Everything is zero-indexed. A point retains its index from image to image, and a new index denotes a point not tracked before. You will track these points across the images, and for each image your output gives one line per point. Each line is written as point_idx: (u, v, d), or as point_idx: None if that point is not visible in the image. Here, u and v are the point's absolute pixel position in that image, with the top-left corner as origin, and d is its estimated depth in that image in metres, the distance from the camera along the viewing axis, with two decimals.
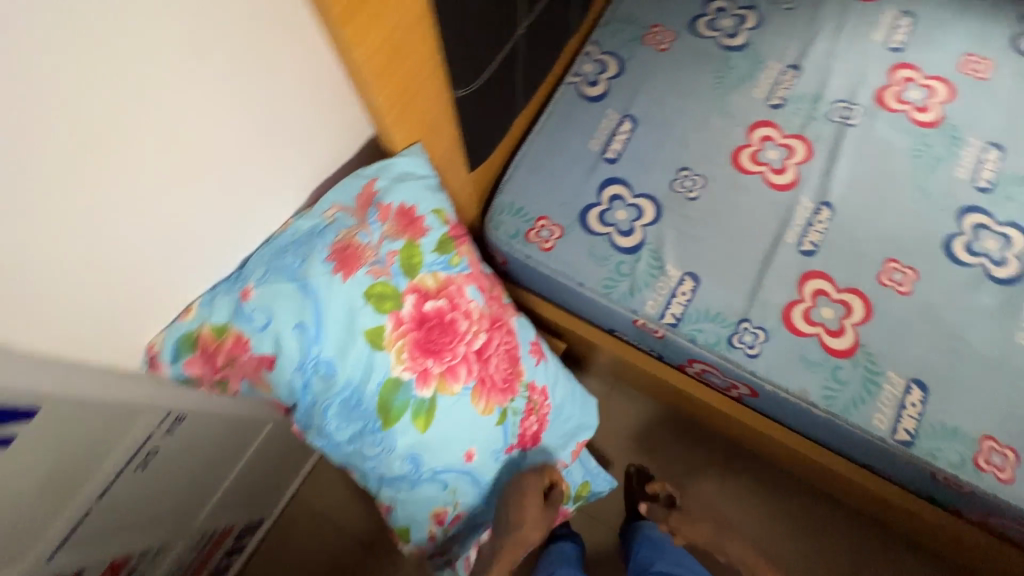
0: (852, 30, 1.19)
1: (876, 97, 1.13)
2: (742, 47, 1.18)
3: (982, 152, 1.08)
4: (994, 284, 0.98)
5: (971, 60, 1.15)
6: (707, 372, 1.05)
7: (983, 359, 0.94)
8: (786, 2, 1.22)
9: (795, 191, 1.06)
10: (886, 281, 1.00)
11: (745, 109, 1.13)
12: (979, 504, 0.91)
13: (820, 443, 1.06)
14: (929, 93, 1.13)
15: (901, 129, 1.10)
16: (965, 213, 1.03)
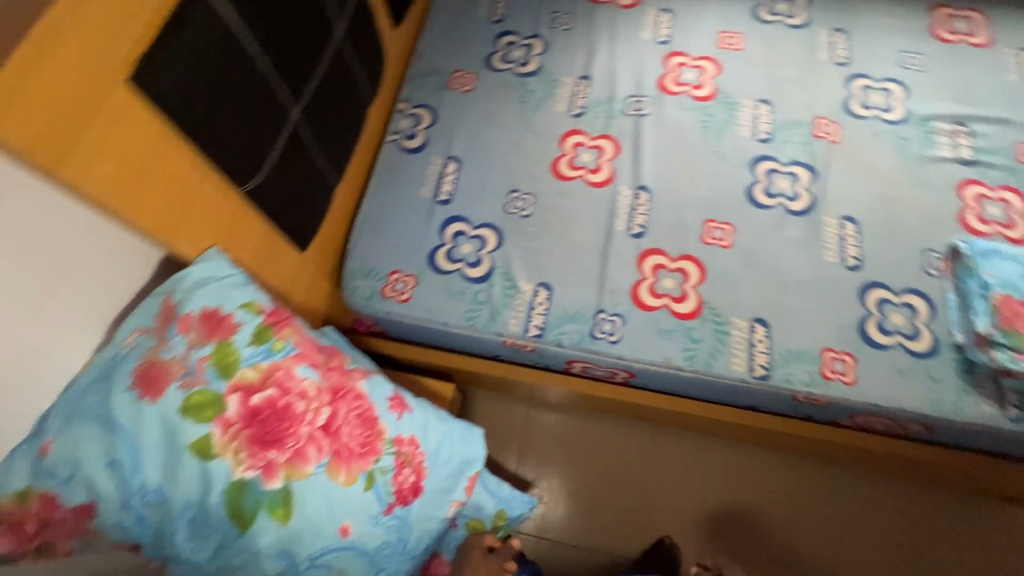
0: (624, 35, 1.34)
1: (659, 85, 1.27)
2: (536, 71, 1.31)
3: (756, 109, 1.24)
4: (795, 217, 1.12)
5: (725, 37, 1.33)
6: (590, 368, 1.10)
7: (804, 284, 1.06)
8: (564, 24, 1.37)
9: (613, 184, 1.17)
10: (709, 241, 1.11)
11: (552, 125, 1.24)
12: (842, 409, 1.01)
13: (709, 401, 1.12)
14: (701, 71, 1.29)
15: (686, 107, 1.25)
16: (756, 164, 1.18)
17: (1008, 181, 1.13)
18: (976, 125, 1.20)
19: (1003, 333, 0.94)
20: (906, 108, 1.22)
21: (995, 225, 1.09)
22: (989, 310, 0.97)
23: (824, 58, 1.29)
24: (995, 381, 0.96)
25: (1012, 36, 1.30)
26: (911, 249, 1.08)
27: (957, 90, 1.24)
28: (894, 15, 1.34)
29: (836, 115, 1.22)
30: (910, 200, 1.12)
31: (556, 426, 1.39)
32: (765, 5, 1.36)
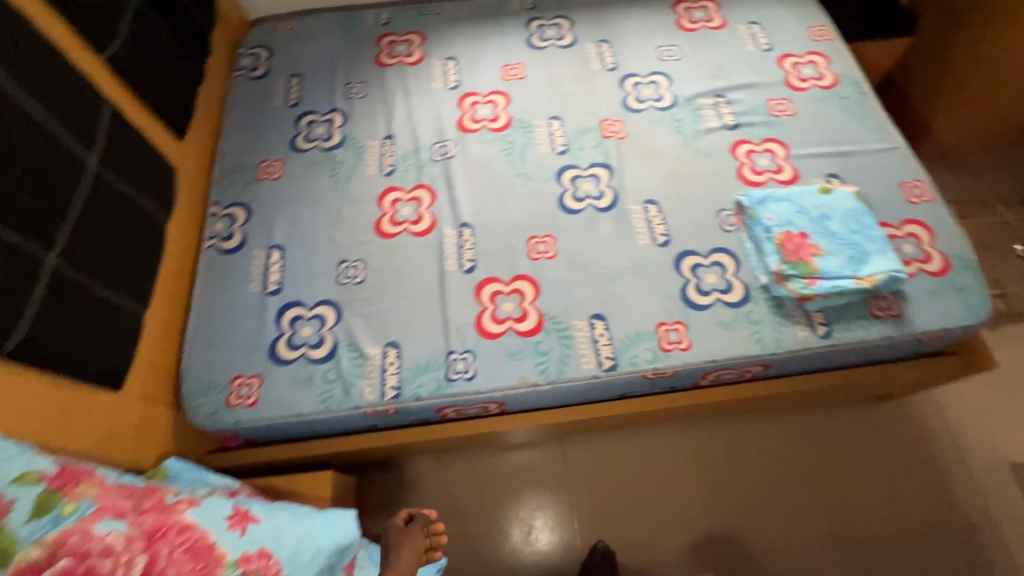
0: (417, 89, 1.42)
1: (459, 126, 1.35)
2: (342, 142, 1.34)
3: (550, 126, 1.35)
4: (605, 213, 1.21)
5: (508, 69, 1.45)
6: (461, 409, 1.11)
7: (626, 270, 1.14)
8: (359, 93, 1.42)
9: (436, 229, 1.21)
10: (536, 256, 1.17)
11: (367, 189, 1.27)
12: (692, 373, 1.07)
13: (585, 403, 1.16)
14: (494, 105, 1.38)
15: (487, 140, 1.33)
16: (560, 175, 1.27)
17: (768, 133, 1.30)
18: (732, 93, 1.37)
19: (790, 265, 1.07)
20: (673, 94, 1.38)
21: (767, 174, 1.24)
22: (776, 248, 1.10)
23: (596, 68, 1.44)
24: (801, 307, 1.08)
25: (740, 14, 1.51)
26: (706, 213, 1.19)
27: (711, 67, 1.42)
28: (645, 18, 1.52)
29: (618, 114, 1.35)
30: (696, 171, 1.25)
31: (518, 463, 1.40)
32: (535, 34, 1.51)
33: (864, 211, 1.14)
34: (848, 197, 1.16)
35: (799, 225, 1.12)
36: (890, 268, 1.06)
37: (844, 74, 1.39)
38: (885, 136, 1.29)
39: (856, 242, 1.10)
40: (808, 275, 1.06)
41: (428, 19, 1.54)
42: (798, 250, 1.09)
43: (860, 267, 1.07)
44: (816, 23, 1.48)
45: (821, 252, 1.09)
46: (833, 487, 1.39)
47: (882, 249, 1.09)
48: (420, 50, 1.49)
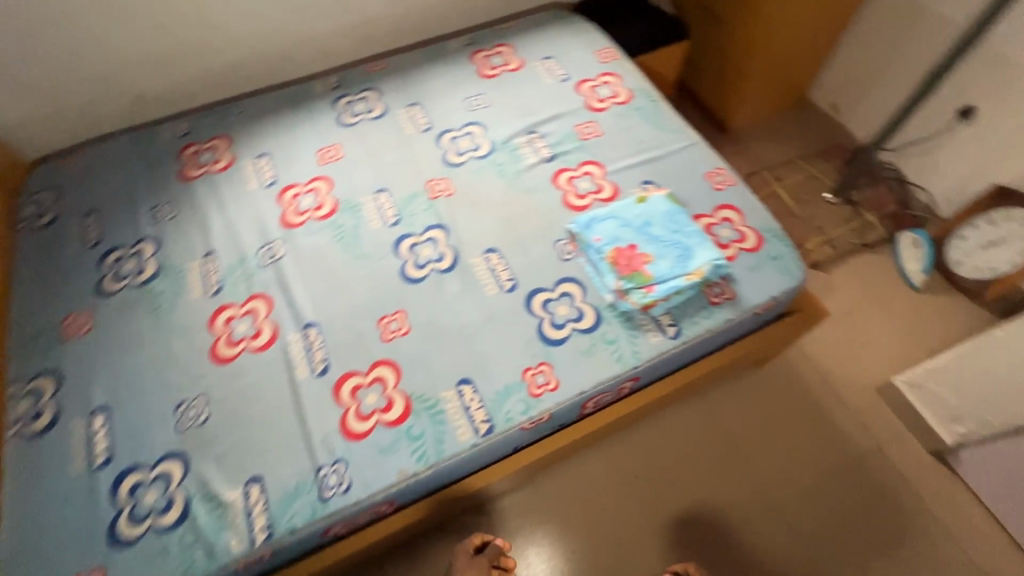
0: (232, 196, 1.35)
1: (284, 224, 1.30)
2: (157, 272, 1.23)
3: (378, 200, 1.33)
4: (449, 274, 1.20)
5: (324, 152, 1.42)
6: (351, 522, 1.02)
7: (481, 325, 1.13)
8: (168, 214, 1.32)
9: (280, 338, 1.13)
10: (390, 336, 1.13)
11: (195, 315, 1.17)
12: (570, 408, 1.07)
13: (483, 468, 1.12)
14: (316, 192, 1.35)
15: (317, 230, 1.28)
16: (398, 247, 1.25)
17: (582, 157, 1.37)
18: (542, 127, 1.44)
19: (626, 278, 1.12)
20: (490, 140, 1.42)
21: (589, 195, 1.30)
22: (611, 266, 1.15)
23: (412, 131, 1.46)
24: (648, 314, 1.12)
25: (533, 53, 1.61)
26: (544, 247, 1.23)
27: (518, 107, 1.49)
28: (448, 74, 1.57)
29: (442, 172, 1.37)
30: (525, 210, 1.28)
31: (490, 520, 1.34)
32: (345, 112, 1.51)
33: (679, 209, 1.22)
34: (663, 200, 1.24)
35: (626, 238, 1.18)
36: (711, 257, 1.14)
37: (635, 87, 1.52)
38: (682, 135, 1.41)
39: (679, 241, 1.17)
40: (644, 283, 1.12)
41: (230, 120, 1.48)
42: (630, 263, 1.15)
43: (687, 263, 1.13)
44: (601, 47, 1.61)
45: (650, 258, 1.15)
46: (765, 448, 1.46)
47: (701, 240, 1.17)
48: (227, 154, 1.42)
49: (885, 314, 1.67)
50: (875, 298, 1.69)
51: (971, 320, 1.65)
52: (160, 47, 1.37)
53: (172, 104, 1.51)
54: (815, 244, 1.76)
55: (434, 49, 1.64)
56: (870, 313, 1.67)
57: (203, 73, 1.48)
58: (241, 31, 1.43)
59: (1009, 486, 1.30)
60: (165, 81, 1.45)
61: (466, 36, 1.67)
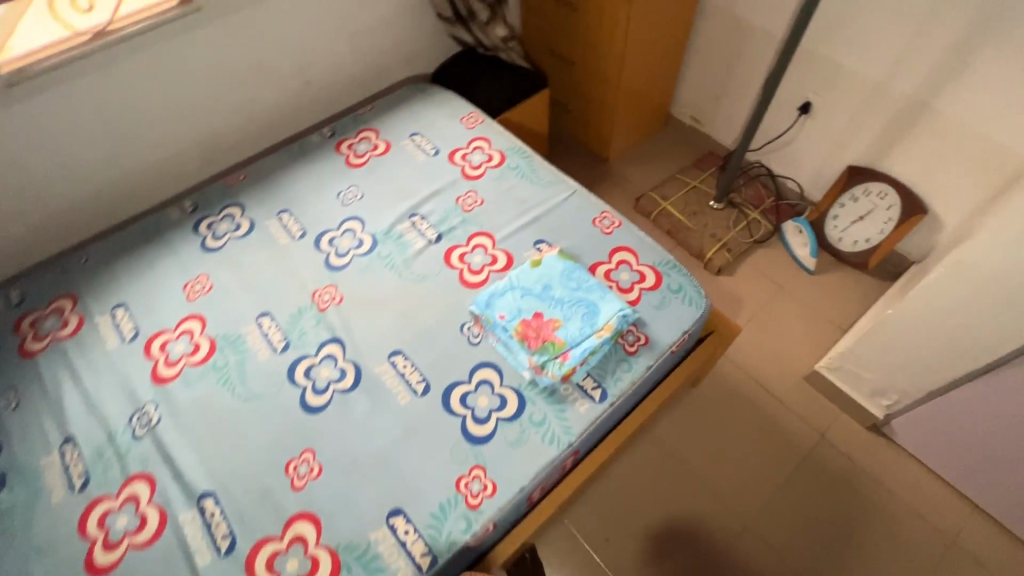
0: (87, 362, 1.17)
1: (155, 380, 1.13)
2: (4, 480, 1.03)
3: (262, 326, 1.20)
4: (354, 392, 1.10)
5: (191, 287, 1.28)
6: None
7: (399, 442, 1.03)
8: (9, 404, 1.12)
9: (170, 522, 0.97)
10: (301, 483, 1.00)
11: (59, 524, 0.98)
12: (515, 507, 0.99)
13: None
14: (189, 335, 1.20)
15: (195, 378, 1.13)
16: (292, 375, 1.13)
17: (470, 230, 1.33)
18: (423, 207, 1.38)
19: (539, 352, 1.07)
20: (371, 233, 1.34)
21: (485, 269, 1.26)
22: (521, 342, 1.09)
23: (286, 241, 1.35)
24: (571, 382, 1.08)
25: (398, 132, 1.57)
26: (451, 336, 1.15)
27: (394, 191, 1.43)
28: (314, 171, 1.49)
29: (326, 279, 1.27)
30: (423, 301, 1.22)
31: None
32: (207, 235, 1.37)
33: (574, 265, 1.21)
34: (557, 259, 1.22)
35: (530, 308, 1.14)
36: (616, 307, 1.13)
37: (507, 147, 1.51)
38: (561, 186, 1.42)
39: (581, 298, 1.15)
40: (558, 353, 1.07)
41: (73, 273, 1.31)
42: (539, 334, 1.10)
43: (595, 320, 1.11)
44: (465, 113, 1.61)
45: (557, 324, 1.11)
46: (728, 466, 1.47)
47: (603, 292, 1.16)
48: (75, 314, 1.24)
49: (792, 304, 1.74)
50: (780, 290, 1.77)
51: (866, 290, 1.75)
52: None
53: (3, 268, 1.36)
54: (714, 252, 1.82)
55: (294, 148, 1.55)
56: (779, 306, 1.74)
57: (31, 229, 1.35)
58: (68, 188, 1.36)
59: (942, 446, 1.35)
60: None
61: (326, 128, 1.61)
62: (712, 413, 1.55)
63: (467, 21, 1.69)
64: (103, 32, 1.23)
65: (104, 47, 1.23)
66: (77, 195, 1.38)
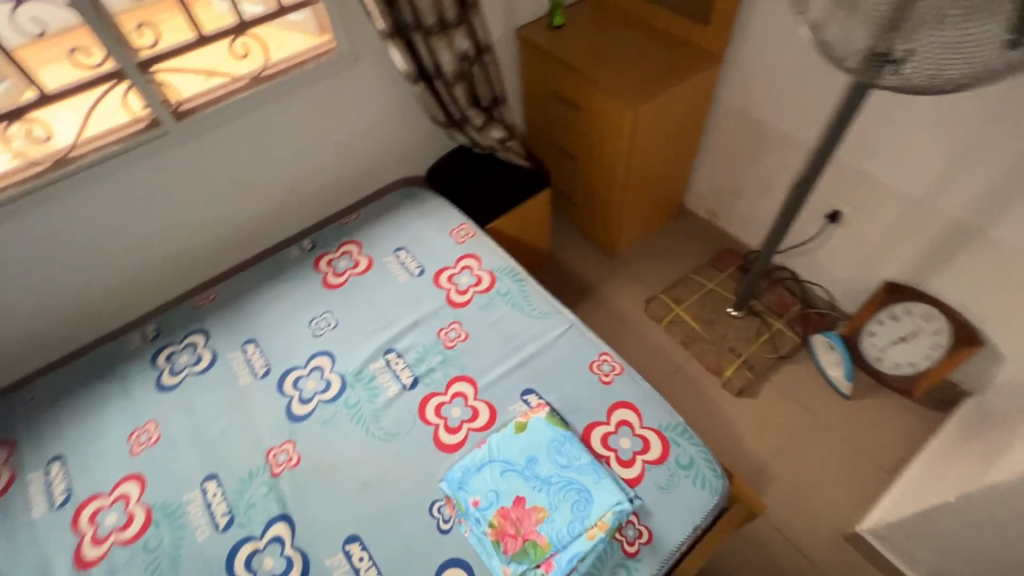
0: (8, 534, 1.03)
1: (77, 564, 0.99)
2: None
3: (206, 493, 1.05)
4: None
5: (136, 436, 1.14)
6: None
7: None
8: None
9: None
10: None
11: None
12: None
13: None
14: (124, 501, 1.05)
15: (121, 564, 0.98)
16: (231, 564, 0.96)
17: (450, 374, 1.18)
18: (400, 343, 1.24)
19: (517, 559, 0.91)
20: (339, 373, 1.20)
21: (463, 426, 1.09)
22: (495, 543, 0.93)
23: (247, 380, 1.21)
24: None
25: (382, 246, 1.45)
26: (418, 519, 0.99)
27: (371, 319, 1.29)
28: (288, 292, 1.37)
29: (285, 433, 1.12)
30: (390, 468, 1.05)
31: None
32: (164, 370, 1.24)
33: (563, 434, 1.04)
34: (544, 424, 1.06)
35: (509, 492, 0.97)
36: (611, 497, 0.95)
37: (498, 267, 1.37)
38: (556, 319, 1.26)
39: (570, 482, 0.97)
40: (539, 560, 0.91)
41: (16, 415, 1.19)
42: (518, 532, 0.93)
43: (585, 515, 0.93)
44: (455, 224, 1.49)
45: (540, 518, 0.94)
46: None
47: (596, 473, 0.98)
48: (8, 467, 1.11)
49: (826, 436, 1.52)
50: (810, 417, 1.56)
51: (912, 422, 1.52)
52: None
53: None
54: (733, 370, 1.63)
55: (270, 262, 1.44)
56: (809, 438, 1.52)
57: None
58: (22, 309, 1.25)
59: None
60: None
61: (307, 239, 1.50)
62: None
63: (461, 125, 1.55)
64: (64, 159, 1.15)
65: (66, 176, 1.15)
66: (35, 322, 1.29)
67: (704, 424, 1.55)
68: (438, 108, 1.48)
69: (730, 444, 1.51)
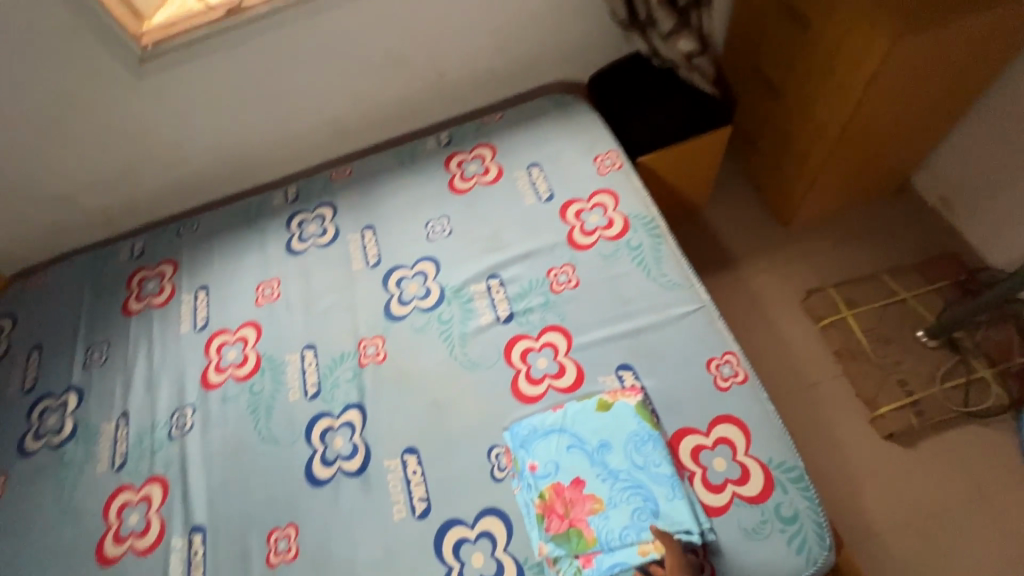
0: (161, 339, 1.23)
1: (202, 383, 1.16)
2: (73, 432, 1.15)
3: (304, 360, 1.14)
4: (355, 479, 0.99)
5: (262, 289, 1.26)
6: None
7: (377, 565, 0.91)
8: (98, 358, 1.24)
9: (162, 543, 1.00)
10: (275, 560, 0.95)
11: (92, 498, 1.07)
12: None
13: None
14: (243, 343, 1.19)
15: (231, 396, 1.12)
16: (310, 431, 1.05)
17: (548, 320, 1.07)
18: (506, 271, 1.15)
19: (556, 541, 0.86)
20: (440, 285, 1.17)
21: (546, 381, 1.01)
22: (540, 516, 0.88)
23: (359, 266, 1.24)
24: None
25: (516, 158, 1.32)
26: (475, 457, 0.97)
27: (484, 237, 1.21)
28: (414, 186, 1.33)
29: (378, 328, 1.14)
30: (462, 397, 1.03)
31: None
32: (295, 235, 1.32)
33: (647, 431, 0.92)
34: (630, 412, 0.94)
35: (570, 470, 0.90)
36: (679, 521, 0.83)
37: (636, 214, 1.17)
38: (685, 294, 1.06)
39: (639, 485, 0.87)
40: (579, 552, 0.84)
41: (182, 240, 1.37)
42: (566, 515, 0.87)
43: (643, 527, 0.84)
44: (602, 151, 1.28)
45: (594, 509, 0.87)
46: None
47: (671, 487, 0.87)
48: (170, 284, 1.31)
49: (992, 529, 1.18)
50: (979, 499, 1.21)
51: None
52: (111, 170, 1.36)
53: (138, 215, 1.49)
54: (892, 409, 1.30)
55: (405, 151, 1.40)
56: (966, 522, 1.19)
57: (165, 187, 1.45)
58: (196, 147, 1.38)
59: None
60: (127, 198, 1.44)
61: (445, 133, 1.42)
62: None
63: (646, 27, 1.29)
64: (236, 8, 1.18)
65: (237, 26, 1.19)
66: (207, 162, 1.43)
67: (829, 456, 1.28)
68: (624, 3, 1.27)
69: (853, 491, 1.24)
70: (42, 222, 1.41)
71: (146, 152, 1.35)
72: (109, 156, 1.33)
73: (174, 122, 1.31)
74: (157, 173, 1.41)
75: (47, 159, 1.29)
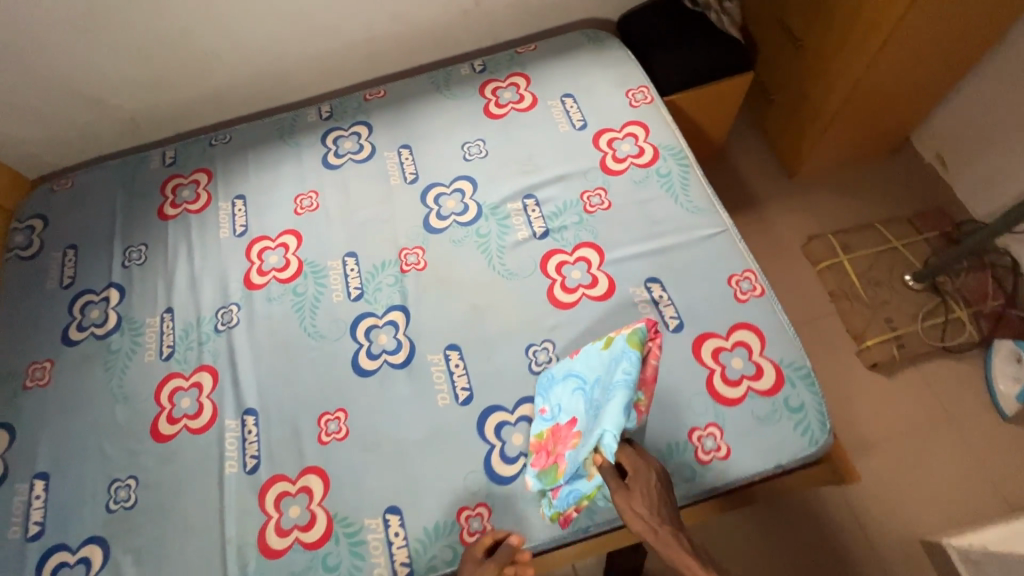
0: (201, 242, 1.27)
1: (245, 283, 1.20)
2: (117, 324, 1.19)
3: (345, 266, 1.19)
4: (401, 371, 1.07)
5: (301, 200, 1.29)
6: None
7: (423, 444, 1.00)
8: (137, 257, 1.27)
9: (216, 423, 1.07)
10: (326, 439, 1.03)
11: (144, 383, 1.13)
12: None
13: None
14: (284, 249, 1.23)
15: (275, 296, 1.18)
16: (355, 328, 1.12)
17: (581, 237, 1.15)
18: (542, 192, 1.22)
19: (540, 475, 0.91)
20: (478, 202, 1.22)
21: (580, 290, 1.10)
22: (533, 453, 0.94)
23: (397, 181, 1.28)
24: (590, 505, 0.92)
25: (551, 88, 1.36)
26: (513, 354, 1.06)
27: (520, 160, 1.27)
28: (450, 110, 1.37)
29: (418, 239, 1.20)
30: (501, 301, 1.11)
31: None
32: (331, 150, 1.35)
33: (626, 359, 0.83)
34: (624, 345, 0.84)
35: (568, 409, 0.91)
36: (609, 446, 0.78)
37: (665, 144, 1.24)
38: (709, 218, 1.14)
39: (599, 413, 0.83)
40: (552, 485, 0.88)
41: (216, 151, 1.39)
42: (552, 452, 0.91)
43: (586, 456, 0.81)
44: (634, 85, 1.34)
45: (573, 444, 0.86)
46: None
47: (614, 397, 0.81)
48: (206, 191, 1.34)
49: (954, 445, 1.34)
50: (946, 420, 1.37)
51: None
52: (143, 74, 1.35)
53: (167, 125, 1.49)
54: (878, 341, 1.43)
55: (439, 75, 1.43)
56: (933, 441, 1.35)
57: (195, 98, 1.44)
58: (230, 57, 1.37)
59: None
60: (157, 106, 1.43)
61: (480, 60, 1.44)
62: (782, 529, 1.29)
63: None
64: None
65: None
66: (240, 75, 1.43)
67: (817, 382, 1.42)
68: None
69: (836, 411, 1.39)
70: (69, 124, 1.40)
71: (179, 58, 1.34)
72: (143, 59, 1.32)
73: (210, 30, 1.30)
74: (188, 82, 1.40)
75: (81, 57, 1.27)
